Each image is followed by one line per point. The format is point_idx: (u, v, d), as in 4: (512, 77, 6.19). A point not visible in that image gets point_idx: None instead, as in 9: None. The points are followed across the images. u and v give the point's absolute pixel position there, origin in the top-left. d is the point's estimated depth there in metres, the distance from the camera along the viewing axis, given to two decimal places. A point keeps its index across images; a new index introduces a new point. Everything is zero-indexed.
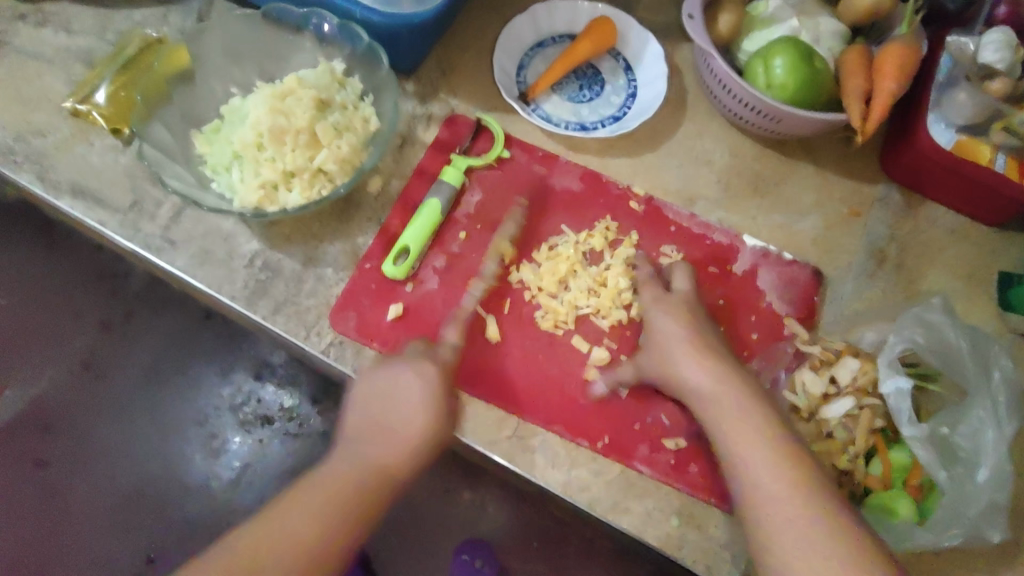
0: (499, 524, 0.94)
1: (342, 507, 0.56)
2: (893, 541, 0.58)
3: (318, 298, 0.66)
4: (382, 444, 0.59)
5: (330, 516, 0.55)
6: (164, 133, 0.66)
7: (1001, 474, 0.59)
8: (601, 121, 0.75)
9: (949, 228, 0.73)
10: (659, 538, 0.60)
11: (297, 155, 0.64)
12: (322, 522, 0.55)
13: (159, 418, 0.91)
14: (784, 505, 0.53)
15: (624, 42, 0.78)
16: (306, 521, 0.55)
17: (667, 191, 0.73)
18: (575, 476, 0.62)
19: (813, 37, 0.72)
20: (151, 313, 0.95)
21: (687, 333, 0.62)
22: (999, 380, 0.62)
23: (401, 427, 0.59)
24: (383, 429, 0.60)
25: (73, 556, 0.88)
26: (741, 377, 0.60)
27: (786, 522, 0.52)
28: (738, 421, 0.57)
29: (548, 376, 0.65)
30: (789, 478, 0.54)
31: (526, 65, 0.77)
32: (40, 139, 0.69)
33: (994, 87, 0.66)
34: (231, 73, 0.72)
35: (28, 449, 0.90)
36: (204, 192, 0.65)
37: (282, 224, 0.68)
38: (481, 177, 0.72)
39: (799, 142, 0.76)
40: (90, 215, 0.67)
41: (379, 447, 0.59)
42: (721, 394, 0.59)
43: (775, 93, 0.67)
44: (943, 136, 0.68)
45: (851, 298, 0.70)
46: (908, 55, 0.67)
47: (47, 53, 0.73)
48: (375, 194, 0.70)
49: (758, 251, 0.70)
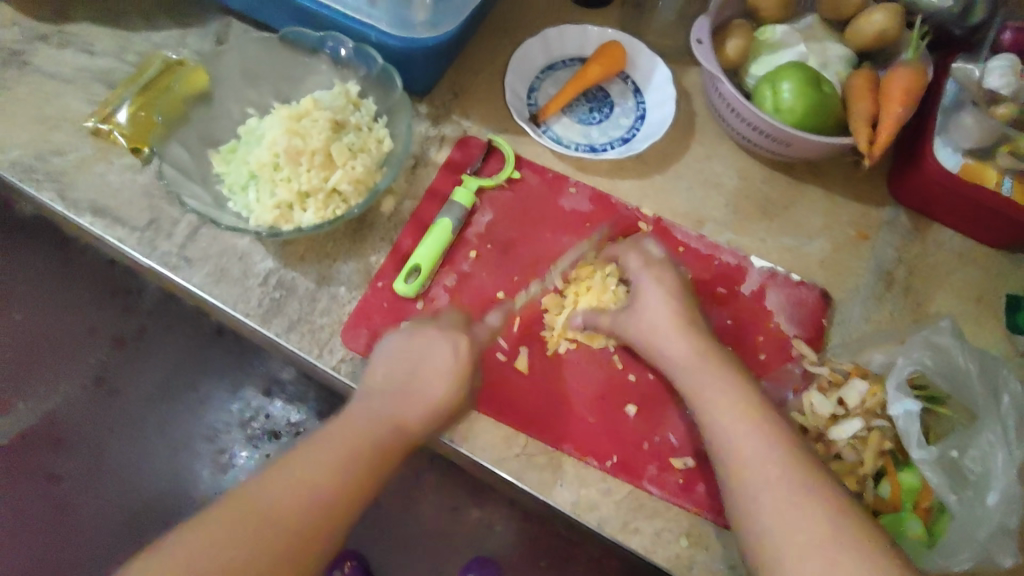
0: (506, 542, 0.94)
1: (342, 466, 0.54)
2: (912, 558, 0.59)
3: (332, 316, 0.67)
4: (378, 423, 0.58)
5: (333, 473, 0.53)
6: (182, 153, 0.67)
7: (1011, 498, 0.59)
8: (611, 143, 0.76)
9: (957, 251, 0.74)
10: (668, 559, 0.60)
11: (312, 176, 0.65)
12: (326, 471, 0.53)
13: (169, 433, 0.92)
14: (786, 509, 0.51)
15: (633, 65, 0.79)
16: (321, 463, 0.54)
17: (676, 212, 0.74)
18: (585, 496, 0.62)
19: (820, 62, 0.73)
20: (163, 329, 0.95)
21: (702, 344, 0.62)
22: (1008, 403, 0.62)
23: (419, 413, 0.60)
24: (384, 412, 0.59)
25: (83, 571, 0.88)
26: (742, 386, 0.59)
27: (792, 529, 0.50)
28: (738, 423, 0.56)
29: (556, 395, 0.65)
30: (787, 484, 0.52)
31: (537, 88, 0.78)
32: (60, 158, 0.71)
33: (999, 112, 0.67)
34: (247, 94, 0.74)
35: (39, 463, 0.91)
36: (221, 211, 0.66)
37: (297, 242, 0.69)
38: (491, 197, 0.73)
39: (807, 165, 0.77)
40: (108, 233, 0.68)
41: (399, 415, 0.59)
42: (727, 393, 0.58)
43: (783, 117, 0.68)
44: (950, 159, 0.69)
45: (859, 321, 0.70)
46: (915, 80, 0.68)
47: (69, 74, 0.74)
48: (387, 214, 0.71)
49: (766, 272, 0.71)
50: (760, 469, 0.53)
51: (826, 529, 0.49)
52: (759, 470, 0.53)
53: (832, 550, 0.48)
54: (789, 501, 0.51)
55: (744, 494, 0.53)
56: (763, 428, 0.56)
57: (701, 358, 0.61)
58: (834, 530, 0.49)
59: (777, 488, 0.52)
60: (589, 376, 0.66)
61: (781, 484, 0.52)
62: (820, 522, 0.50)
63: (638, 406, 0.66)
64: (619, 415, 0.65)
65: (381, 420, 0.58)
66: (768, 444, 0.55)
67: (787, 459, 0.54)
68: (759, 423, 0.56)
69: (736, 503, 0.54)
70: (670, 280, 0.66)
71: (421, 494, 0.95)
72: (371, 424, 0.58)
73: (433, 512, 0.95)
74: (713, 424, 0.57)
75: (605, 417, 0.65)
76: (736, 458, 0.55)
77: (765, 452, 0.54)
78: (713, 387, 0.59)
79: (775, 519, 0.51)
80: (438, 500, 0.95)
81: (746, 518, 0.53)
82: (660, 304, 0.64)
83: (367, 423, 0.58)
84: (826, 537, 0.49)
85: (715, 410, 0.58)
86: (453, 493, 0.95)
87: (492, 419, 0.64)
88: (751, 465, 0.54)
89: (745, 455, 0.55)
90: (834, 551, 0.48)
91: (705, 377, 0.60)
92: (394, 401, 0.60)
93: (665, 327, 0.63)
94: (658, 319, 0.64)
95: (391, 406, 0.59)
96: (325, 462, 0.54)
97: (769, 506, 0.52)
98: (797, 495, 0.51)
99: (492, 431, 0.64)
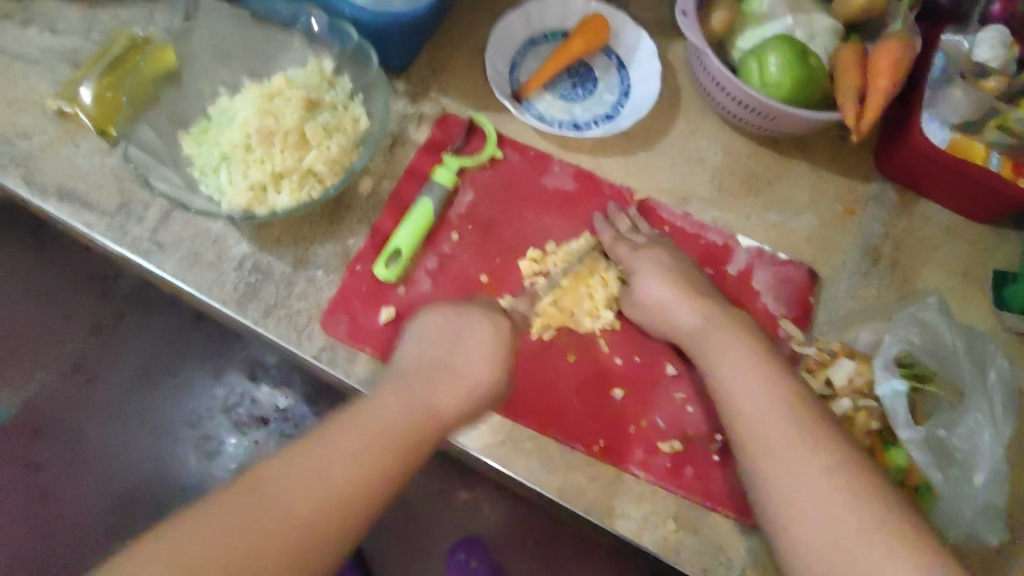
0: (492, 523, 0.94)
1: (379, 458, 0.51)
2: None
3: (309, 300, 0.65)
4: (378, 434, 0.52)
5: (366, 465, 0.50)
6: (151, 134, 0.65)
7: (998, 474, 0.58)
8: (594, 120, 0.74)
9: (944, 226, 0.73)
10: (655, 541, 0.60)
11: (286, 157, 0.63)
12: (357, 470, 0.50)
13: (151, 420, 0.91)
14: (797, 475, 0.51)
15: (617, 40, 0.77)
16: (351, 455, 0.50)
17: (661, 190, 0.73)
18: (570, 480, 0.61)
19: (808, 34, 0.71)
20: (141, 315, 0.94)
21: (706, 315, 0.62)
22: (994, 379, 0.62)
23: (447, 392, 0.57)
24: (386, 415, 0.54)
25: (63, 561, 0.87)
26: (753, 355, 0.59)
27: (810, 495, 0.50)
28: (754, 390, 0.56)
29: (542, 380, 0.64)
30: (800, 448, 0.52)
31: (518, 64, 0.76)
32: (25, 141, 0.68)
33: (989, 85, 0.66)
34: (218, 73, 0.71)
35: (20, 452, 0.89)
36: (193, 195, 0.64)
37: (273, 225, 0.67)
38: (473, 178, 0.71)
39: (792, 139, 0.75)
40: (77, 218, 0.66)
41: (430, 398, 0.56)
42: (739, 362, 0.58)
43: (770, 91, 0.67)
44: (937, 134, 0.67)
45: (846, 298, 0.70)
46: (903, 52, 0.66)
47: (33, 54, 0.71)
48: (366, 195, 0.69)
49: (752, 251, 0.70)
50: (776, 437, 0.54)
51: (847, 499, 0.50)
52: (770, 439, 0.54)
53: (842, 521, 0.49)
54: (803, 473, 0.51)
55: (761, 466, 0.53)
56: (787, 399, 0.55)
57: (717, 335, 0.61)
58: (850, 500, 0.49)
59: (795, 459, 0.52)
60: (576, 360, 0.65)
61: (799, 452, 0.52)
62: (835, 493, 0.50)
63: (624, 388, 0.65)
64: (604, 397, 0.64)
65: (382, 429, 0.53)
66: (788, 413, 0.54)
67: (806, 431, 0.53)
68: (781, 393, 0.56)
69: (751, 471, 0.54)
70: (665, 261, 0.65)
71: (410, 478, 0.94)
72: (371, 439, 0.52)
73: (421, 495, 0.94)
74: (730, 391, 0.57)
75: (590, 401, 0.64)
76: (750, 426, 0.55)
77: (783, 421, 0.54)
78: (728, 355, 0.59)
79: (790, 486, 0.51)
80: (426, 483, 0.94)
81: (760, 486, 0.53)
82: (659, 287, 0.64)
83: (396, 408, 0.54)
84: (840, 505, 0.49)
85: (739, 377, 0.57)
86: (441, 476, 0.94)
87: None
88: (760, 434, 0.54)
89: (763, 424, 0.54)
90: (846, 521, 0.49)
91: (718, 354, 0.59)
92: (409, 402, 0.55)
93: (671, 301, 0.63)
94: (666, 294, 0.63)
95: (399, 413, 0.54)
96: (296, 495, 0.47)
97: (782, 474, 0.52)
98: (810, 469, 0.51)
99: None
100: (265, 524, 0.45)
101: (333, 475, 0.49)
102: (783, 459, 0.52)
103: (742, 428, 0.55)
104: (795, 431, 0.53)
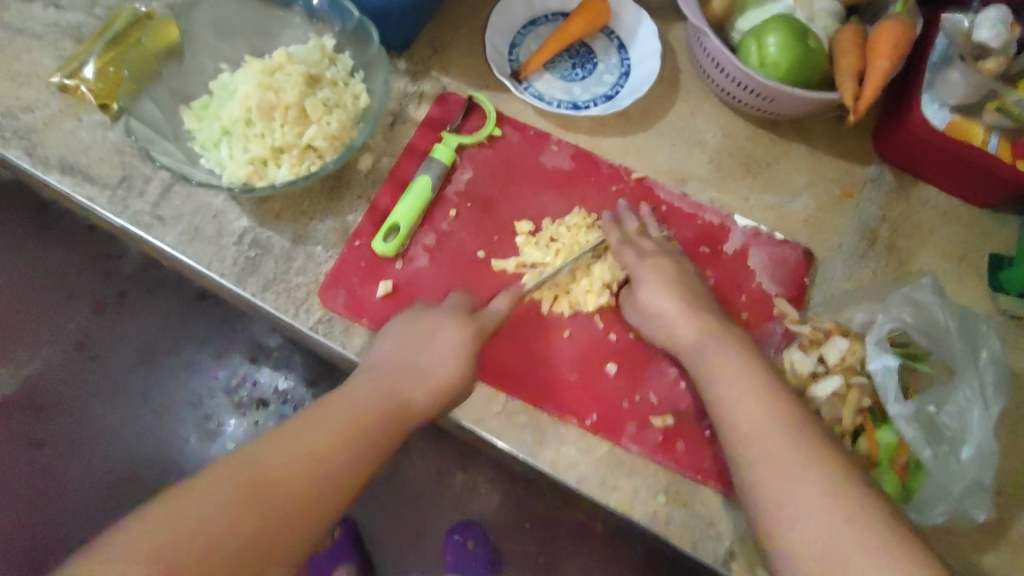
0: (490, 507, 0.94)
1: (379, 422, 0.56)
2: (917, 514, 0.59)
3: (308, 275, 0.66)
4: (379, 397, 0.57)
5: (372, 418, 0.56)
6: (153, 109, 0.66)
7: (986, 451, 0.59)
8: (594, 100, 0.74)
9: (941, 210, 0.73)
10: (646, 515, 0.61)
11: (286, 131, 0.64)
12: (362, 422, 0.55)
13: (154, 399, 0.91)
14: (796, 476, 0.51)
15: (617, 20, 0.77)
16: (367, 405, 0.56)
17: (659, 171, 0.73)
18: (564, 454, 0.62)
19: (809, 16, 0.71)
20: (143, 295, 0.94)
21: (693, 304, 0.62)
22: (987, 360, 0.62)
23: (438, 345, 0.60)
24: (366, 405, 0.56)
25: (65, 539, 0.87)
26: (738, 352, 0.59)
27: (808, 502, 0.50)
28: (749, 395, 0.56)
29: (535, 354, 0.65)
30: (792, 450, 0.52)
31: (519, 44, 0.76)
32: (28, 114, 0.69)
33: (988, 66, 0.66)
34: (221, 50, 0.72)
35: (26, 430, 0.90)
36: (194, 168, 0.65)
37: (273, 201, 0.68)
38: (470, 156, 0.71)
39: (792, 123, 0.76)
40: (79, 191, 0.67)
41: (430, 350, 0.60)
42: (726, 366, 0.58)
43: (769, 72, 0.67)
44: (937, 116, 0.68)
45: (842, 279, 0.70)
46: (902, 34, 0.66)
47: (36, 29, 0.72)
48: (365, 171, 0.70)
49: (748, 231, 0.70)
50: (748, 416, 0.55)
51: (813, 479, 0.51)
52: (768, 451, 0.53)
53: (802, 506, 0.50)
54: (798, 478, 0.51)
55: (758, 470, 0.53)
56: (765, 398, 0.56)
57: (708, 333, 0.61)
58: (825, 489, 0.50)
59: (767, 447, 0.53)
60: (571, 336, 0.66)
61: (766, 451, 0.53)
62: (804, 471, 0.51)
63: (618, 364, 0.65)
64: (597, 373, 0.65)
65: (352, 414, 0.55)
66: (758, 390, 0.56)
67: (778, 421, 0.54)
68: (762, 379, 0.57)
69: (746, 470, 0.54)
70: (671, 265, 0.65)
71: (409, 460, 0.94)
72: (370, 397, 0.57)
73: (422, 476, 0.94)
74: (722, 392, 0.57)
75: (585, 376, 0.65)
76: (742, 435, 0.55)
77: (769, 415, 0.55)
78: (712, 352, 0.59)
79: (786, 492, 0.51)
80: (426, 465, 0.95)
81: (754, 486, 0.53)
82: (659, 286, 0.63)
83: (399, 365, 0.59)
84: (807, 490, 0.50)
85: (721, 377, 0.58)
86: (441, 459, 0.95)
87: None
88: (754, 447, 0.54)
89: (760, 430, 0.54)
90: (823, 514, 0.49)
91: (711, 349, 0.60)
92: (403, 371, 0.59)
93: (675, 307, 0.62)
94: (658, 294, 0.63)
95: (384, 396, 0.57)
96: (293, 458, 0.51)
97: (781, 482, 0.51)
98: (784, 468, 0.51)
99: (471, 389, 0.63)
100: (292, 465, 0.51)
101: (347, 421, 0.55)
102: (773, 459, 0.53)
103: (732, 421, 0.56)
104: (786, 436, 0.53)
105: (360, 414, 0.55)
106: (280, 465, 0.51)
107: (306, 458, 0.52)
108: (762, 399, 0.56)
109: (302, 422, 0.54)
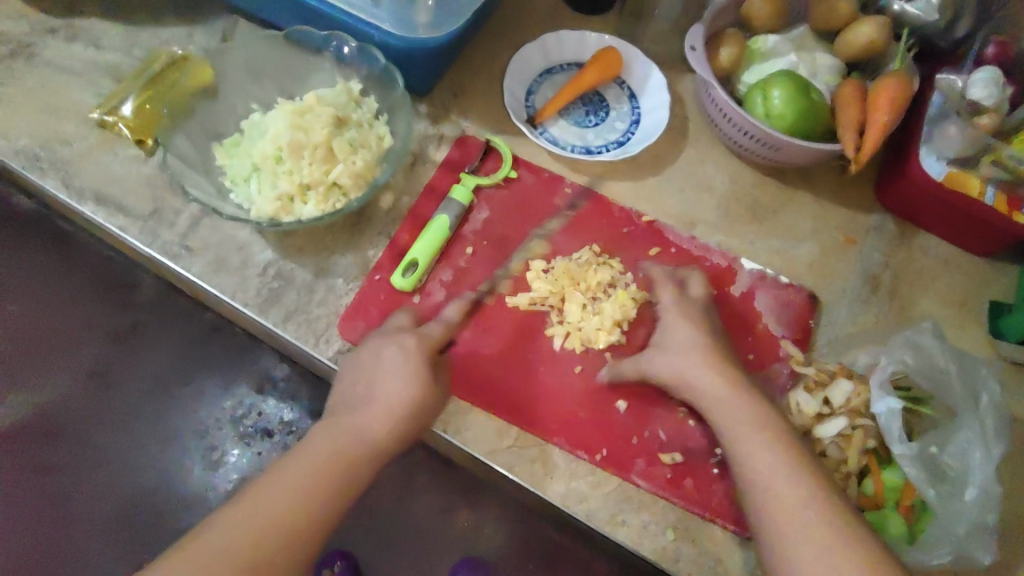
0: (496, 544, 0.90)
1: (390, 439, 0.58)
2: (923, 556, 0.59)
3: (328, 307, 0.68)
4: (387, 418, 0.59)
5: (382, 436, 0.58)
6: (187, 145, 0.69)
7: (989, 495, 0.59)
8: (606, 145, 0.78)
9: (942, 258, 0.76)
10: (655, 551, 0.61)
11: (314, 169, 0.67)
12: (372, 439, 0.58)
13: (162, 429, 0.89)
14: (807, 524, 0.52)
15: (628, 71, 0.81)
16: (376, 424, 0.58)
17: (668, 214, 0.76)
18: (574, 488, 0.63)
19: (811, 71, 0.75)
20: (158, 324, 0.92)
21: (702, 343, 0.64)
22: (987, 403, 0.63)
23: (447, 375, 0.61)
24: (347, 429, 0.58)
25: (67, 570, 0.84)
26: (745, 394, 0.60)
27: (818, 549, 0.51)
28: (756, 439, 0.57)
29: (547, 389, 0.66)
30: (800, 495, 0.54)
31: (535, 91, 0.80)
32: (65, 147, 0.72)
33: (982, 122, 0.69)
34: (252, 90, 0.75)
35: (30, 456, 0.87)
36: (223, 202, 0.68)
37: (296, 235, 0.70)
38: (487, 196, 0.74)
39: (797, 172, 0.79)
40: (111, 221, 0.69)
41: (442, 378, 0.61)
42: (731, 409, 0.60)
43: (772, 122, 0.70)
44: (935, 168, 0.71)
45: (846, 322, 0.72)
46: (900, 89, 0.70)
47: (78, 67, 0.76)
48: (386, 209, 0.73)
49: (755, 273, 0.73)
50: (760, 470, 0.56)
51: (824, 532, 0.51)
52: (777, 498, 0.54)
53: (810, 558, 0.51)
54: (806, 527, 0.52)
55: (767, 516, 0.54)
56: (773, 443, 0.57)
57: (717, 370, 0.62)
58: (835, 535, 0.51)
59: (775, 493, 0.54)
60: (583, 373, 0.67)
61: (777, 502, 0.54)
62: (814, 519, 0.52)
63: (628, 401, 0.67)
64: (608, 409, 0.66)
65: (362, 435, 0.58)
66: (771, 444, 0.57)
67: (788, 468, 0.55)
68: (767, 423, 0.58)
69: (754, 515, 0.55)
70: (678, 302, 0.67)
71: (412, 496, 0.92)
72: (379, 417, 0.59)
73: (428, 512, 0.92)
74: (730, 434, 0.59)
75: (596, 412, 0.66)
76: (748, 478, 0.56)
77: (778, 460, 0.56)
78: (716, 392, 0.61)
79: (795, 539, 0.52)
80: (432, 501, 0.92)
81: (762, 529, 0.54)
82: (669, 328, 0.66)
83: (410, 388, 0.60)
84: (819, 537, 0.51)
85: (726, 419, 0.59)
86: (446, 494, 0.92)
87: (484, 411, 0.65)
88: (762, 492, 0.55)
89: (771, 476, 0.55)
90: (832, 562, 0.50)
91: (713, 390, 0.61)
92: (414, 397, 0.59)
93: (682, 345, 0.64)
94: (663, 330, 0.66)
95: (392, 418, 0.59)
96: (313, 480, 0.54)
97: (791, 529, 0.52)
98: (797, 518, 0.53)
99: (483, 422, 0.65)
100: (313, 486, 0.53)
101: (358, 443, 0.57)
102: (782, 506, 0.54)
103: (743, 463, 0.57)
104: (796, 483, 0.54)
105: (359, 439, 0.57)
106: (301, 487, 0.53)
107: (324, 481, 0.54)
108: (769, 451, 0.56)
109: (316, 447, 0.56)
